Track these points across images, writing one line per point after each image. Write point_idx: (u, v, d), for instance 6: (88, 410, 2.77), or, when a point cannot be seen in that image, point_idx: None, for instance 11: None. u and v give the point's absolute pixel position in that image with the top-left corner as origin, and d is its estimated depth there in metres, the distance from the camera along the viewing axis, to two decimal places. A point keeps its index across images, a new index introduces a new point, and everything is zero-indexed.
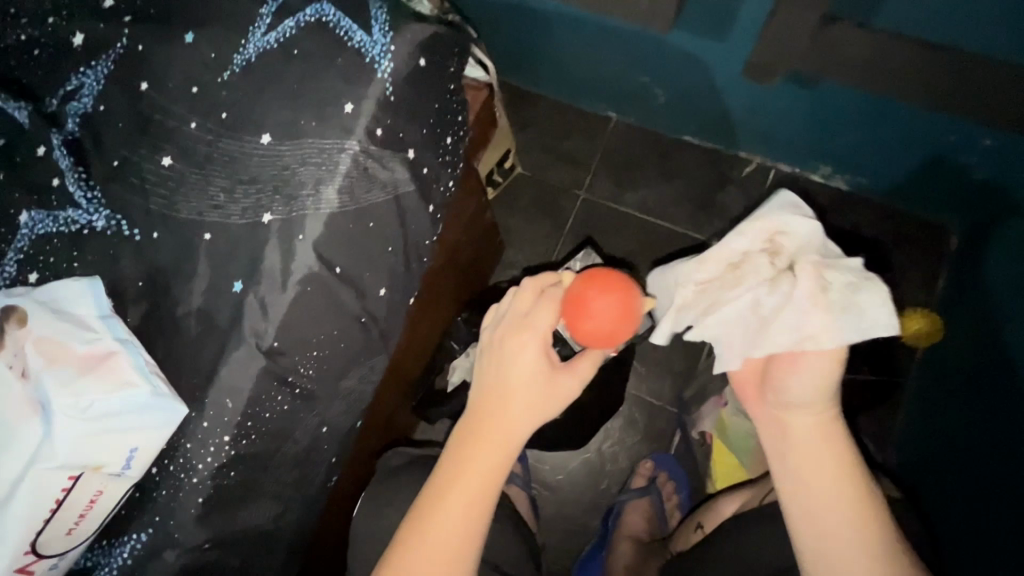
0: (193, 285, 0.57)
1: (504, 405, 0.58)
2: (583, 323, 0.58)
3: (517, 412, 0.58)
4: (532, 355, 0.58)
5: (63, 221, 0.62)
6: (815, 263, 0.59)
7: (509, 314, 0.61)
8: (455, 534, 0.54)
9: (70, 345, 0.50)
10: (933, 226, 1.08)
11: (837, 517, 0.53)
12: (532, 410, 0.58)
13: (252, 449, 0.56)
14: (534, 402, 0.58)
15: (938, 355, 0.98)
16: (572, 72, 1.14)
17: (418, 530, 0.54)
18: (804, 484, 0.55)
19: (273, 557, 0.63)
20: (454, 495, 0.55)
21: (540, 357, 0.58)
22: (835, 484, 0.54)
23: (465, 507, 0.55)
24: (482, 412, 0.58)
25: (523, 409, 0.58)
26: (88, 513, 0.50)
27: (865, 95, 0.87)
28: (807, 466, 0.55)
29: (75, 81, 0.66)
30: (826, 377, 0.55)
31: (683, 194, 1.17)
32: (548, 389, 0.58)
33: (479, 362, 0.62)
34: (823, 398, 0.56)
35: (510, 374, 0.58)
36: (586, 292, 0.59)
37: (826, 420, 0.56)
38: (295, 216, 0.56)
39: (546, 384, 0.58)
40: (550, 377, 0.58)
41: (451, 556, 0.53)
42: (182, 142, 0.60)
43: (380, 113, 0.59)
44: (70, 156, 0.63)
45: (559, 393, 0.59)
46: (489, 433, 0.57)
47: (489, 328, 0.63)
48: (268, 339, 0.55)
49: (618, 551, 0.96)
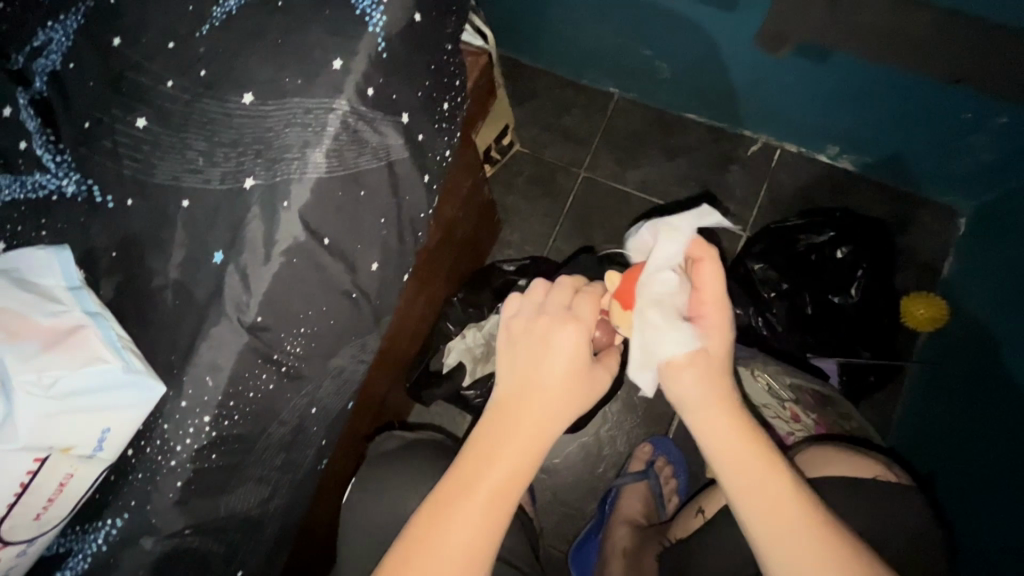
0: (170, 256, 0.53)
1: (539, 410, 0.49)
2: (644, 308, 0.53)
3: (552, 419, 0.49)
4: (575, 350, 0.49)
5: (30, 186, 0.58)
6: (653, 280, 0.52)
7: (541, 307, 0.52)
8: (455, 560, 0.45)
9: (33, 319, 0.46)
10: (943, 209, 1.04)
11: (774, 528, 0.46)
12: (567, 416, 0.50)
13: (235, 431, 0.53)
14: (571, 408, 0.50)
15: (942, 339, 0.95)
16: (574, 44, 1.09)
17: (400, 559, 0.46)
18: (735, 501, 0.48)
19: (259, 541, 0.61)
20: (459, 517, 0.46)
21: (584, 354, 0.50)
22: (759, 492, 0.46)
23: (478, 527, 0.46)
24: (506, 418, 0.49)
25: (561, 415, 0.49)
26: (58, 497, 0.46)
27: (880, 69, 0.83)
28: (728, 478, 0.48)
29: (42, 36, 0.61)
30: (695, 377, 0.49)
31: (689, 172, 1.13)
32: (587, 391, 0.51)
33: (503, 356, 0.52)
34: (709, 398, 0.49)
35: (547, 375, 0.49)
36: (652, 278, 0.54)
37: (730, 419, 0.48)
38: (279, 181, 0.52)
39: (586, 378, 0.50)
40: (591, 375, 0.51)
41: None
42: (157, 101, 0.56)
43: (371, 72, 0.54)
44: (37, 116, 0.58)
45: (595, 386, 0.51)
46: (513, 443, 0.48)
47: (516, 315, 0.53)
48: (251, 315, 0.51)
49: (617, 534, 0.94)
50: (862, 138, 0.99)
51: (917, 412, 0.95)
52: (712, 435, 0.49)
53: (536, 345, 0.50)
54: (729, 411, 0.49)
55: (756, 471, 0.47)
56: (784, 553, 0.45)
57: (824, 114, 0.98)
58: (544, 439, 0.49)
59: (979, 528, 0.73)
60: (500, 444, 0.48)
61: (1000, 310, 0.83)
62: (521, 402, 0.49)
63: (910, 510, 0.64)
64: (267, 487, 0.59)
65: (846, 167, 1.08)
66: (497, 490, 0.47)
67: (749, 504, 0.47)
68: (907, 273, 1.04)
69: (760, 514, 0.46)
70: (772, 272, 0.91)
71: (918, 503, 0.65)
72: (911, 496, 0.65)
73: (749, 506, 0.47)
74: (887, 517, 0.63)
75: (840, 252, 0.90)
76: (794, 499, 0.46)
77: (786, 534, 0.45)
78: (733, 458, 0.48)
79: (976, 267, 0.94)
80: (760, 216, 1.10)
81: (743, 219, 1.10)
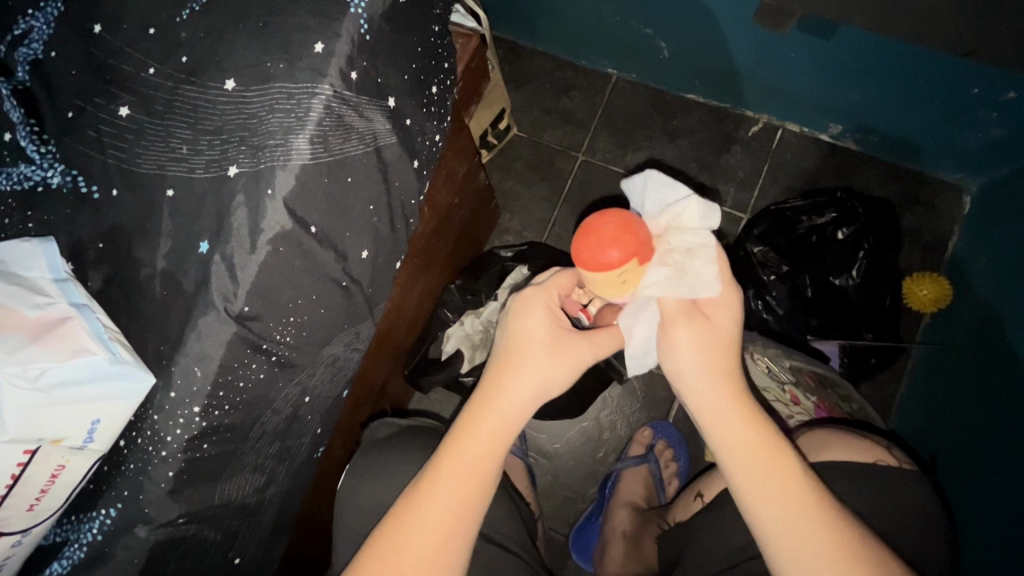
0: (156, 246, 0.52)
1: (508, 369, 0.53)
2: (608, 254, 0.50)
3: (520, 381, 0.52)
4: (537, 319, 0.54)
5: (15, 177, 0.57)
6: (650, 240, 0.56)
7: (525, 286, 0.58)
8: (452, 519, 0.50)
9: (19, 311, 0.46)
10: (947, 187, 1.03)
11: (766, 492, 0.49)
12: (536, 382, 0.52)
13: (226, 420, 0.53)
14: (539, 372, 0.53)
15: (946, 320, 0.94)
16: (570, 24, 1.07)
17: (403, 515, 0.50)
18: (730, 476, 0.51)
19: (255, 527, 0.61)
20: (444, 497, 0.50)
21: (546, 320, 0.54)
22: (754, 460, 0.50)
23: (461, 491, 0.50)
24: (484, 383, 0.54)
25: (529, 377, 0.52)
26: (50, 488, 0.47)
27: (883, 43, 0.81)
28: (722, 444, 0.51)
29: (23, 24, 0.59)
30: (705, 341, 0.53)
31: (688, 154, 1.11)
32: (555, 357, 0.53)
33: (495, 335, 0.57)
34: (717, 360, 0.53)
35: (513, 350, 0.54)
36: (594, 222, 0.51)
37: (722, 387, 0.52)
38: (263, 169, 0.51)
39: (553, 351, 0.53)
40: (557, 340, 0.54)
41: (447, 536, 0.49)
42: (139, 89, 0.55)
43: (356, 54, 0.53)
44: (21, 106, 0.58)
45: (571, 362, 0.54)
46: (488, 407, 0.52)
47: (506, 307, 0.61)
48: (239, 304, 0.51)
49: (616, 517, 0.94)
50: (866, 115, 0.97)
51: (918, 395, 0.95)
52: (712, 404, 0.52)
53: (504, 321, 0.56)
54: (719, 372, 0.52)
55: (753, 434, 0.51)
56: (775, 512, 0.49)
57: (825, 93, 0.96)
58: (513, 415, 0.52)
59: (981, 511, 0.73)
60: (476, 409, 0.53)
61: (1006, 292, 0.81)
62: (494, 368, 0.54)
63: (915, 493, 0.63)
64: (262, 475, 0.59)
65: (848, 146, 1.06)
66: (475, 454, 0.51)
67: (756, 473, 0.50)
68: (912, 253, 1.03)
69: (750, 480, 0.50)
70: (773, 253, 0.90)
71: (922, 487, 0.64)
72: (915, 480, 0.65)
73: (743, 469, 0.50)
74: (893, 501, 0.63)
75: (842, 233, 0.89)
76: (790, 471, 0.50)
77: (782, 506, 0.49)
78: (730, 424, 0.51)
79: (981, 247, 0.93)
80: (762, 197, 1.08)
81: (745, 201, 1.08)
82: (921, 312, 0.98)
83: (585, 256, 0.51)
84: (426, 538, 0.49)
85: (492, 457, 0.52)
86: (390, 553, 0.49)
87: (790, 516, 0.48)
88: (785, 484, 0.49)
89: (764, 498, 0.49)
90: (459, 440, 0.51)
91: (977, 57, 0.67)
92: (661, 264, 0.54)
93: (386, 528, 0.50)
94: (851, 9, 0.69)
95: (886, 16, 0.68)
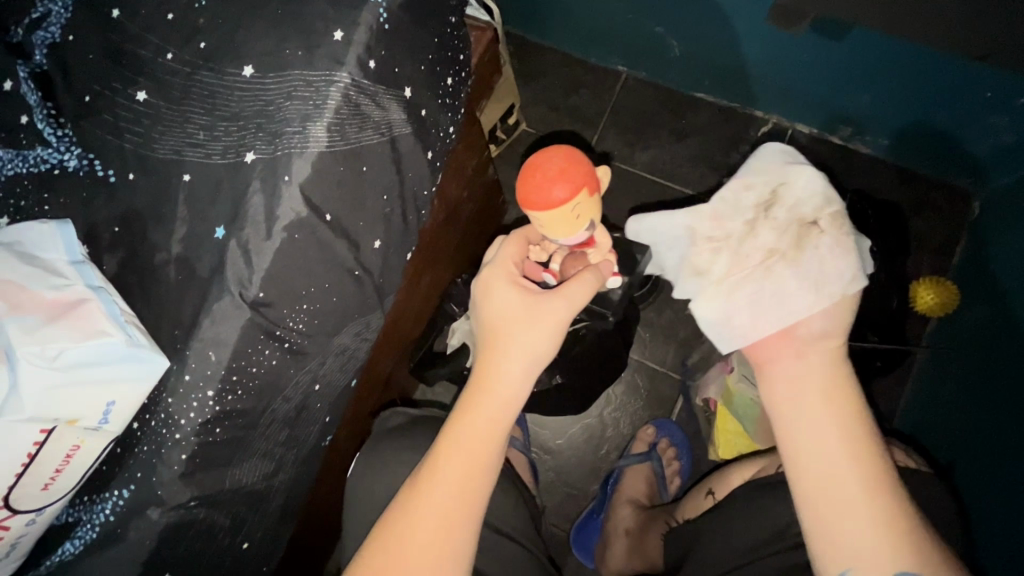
0: (172, 231, 0.53)
1: (500, 348, 0.56)
2: (559, 187, 0.53)
3: (512, 358, 0.55)
4: (505, 292, 0.58)
5: (32, 160, 0.57)
6: (826, 215, 0.60)
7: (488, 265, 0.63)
8: (460, 484, 0.51)
9: (37, 291, 0.46)
10: (955, 191, 1.02)
11: (839, 492, 0.49)
12: (527, 349, 0.55)
13: (239, 406, 0.53)
14: (520, 338, 0.55)
15: (953, 325, 0.94)
16: (581, 20, 1.07)
17: (414, 493, 0.51)
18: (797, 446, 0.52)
19: (263, 512, 0.61)
20: (456, 455, 0.52)
21: (512, 291, 0.58)
22: (837, 450, 0.50)
23: (471, 457, 0.52)
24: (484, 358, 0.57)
25: (519, 346, 0.55)
26: (65, 468, 0.47)
27: (899, 44, 0.81)
28: (804, 434, 0.52)
29: (42, 8, 0.60)
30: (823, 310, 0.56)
31: (697, 153, 1.11)
32: (530, 318, 0.56)
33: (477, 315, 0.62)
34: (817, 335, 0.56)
35: (494, 318, 0.58)
36: (554, 170, 0.54)
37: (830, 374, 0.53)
38: (280, 156, 0.51)
39: (528, 310, 0.56)
40: (534, 303, 0.57)
41: (462, 498, 0.51)
42: (157, 74, 0.55)
43: (373, 44, 0.53)
44: (38, 89, 0.58)
45: (549, 316, 0.56)
46: (485, 387, 0.55)
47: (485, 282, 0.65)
48: (254, 290, 0.51)
49: (618, 514, 0.96)
50: (877, 116, 0.97)
51: (923, 398, 0.95)
52: (811, 395, 0.52)
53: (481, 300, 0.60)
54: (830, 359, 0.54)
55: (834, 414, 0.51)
56: (828, 499, 0.49)
57: (836, 94, 0.96)
58: (516, 383, 0.55)
59: (987, 514, 0.72)
60: (477, 388, 0.55)
61: (1012, 296, 0.81)
62: (492, 346, 0.56)
63: (922, 495, 0.64)
64: (271, 462, 0.59)
65: (859, 148, 1.06)
66: (484, 426, 0.53)
67: (826, 446, 0.50)
68: (918, 257, 1.03)
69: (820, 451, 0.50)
70: None
71: (927, 488, 0.64)
72: (920, 482, 0.65)
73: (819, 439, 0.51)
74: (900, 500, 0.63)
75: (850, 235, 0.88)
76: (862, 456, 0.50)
77: (844, 482, 0.49)
78: (822, 409, 0.52)
79: (988, 250, 0.93)
80: None
81: None
82: (928, 315, 0.98)
83: (553, 176, 0.54)
84: (438, 505, 0.50)
85: (501, 427, 0.54)
86: (406, 525, 0.50)
87: (855, 502, 0.49)
88: (863, 483, 0.49)
89: (824, 471, 0.50)
90: (468, 409, 0.54)
91: (993, 62, 0.67)
92: (843, 248, 0.58)
93: (404, 499, 0.52)
94: (865, 9, 0.69)
95: (900, 18, 0.67)
